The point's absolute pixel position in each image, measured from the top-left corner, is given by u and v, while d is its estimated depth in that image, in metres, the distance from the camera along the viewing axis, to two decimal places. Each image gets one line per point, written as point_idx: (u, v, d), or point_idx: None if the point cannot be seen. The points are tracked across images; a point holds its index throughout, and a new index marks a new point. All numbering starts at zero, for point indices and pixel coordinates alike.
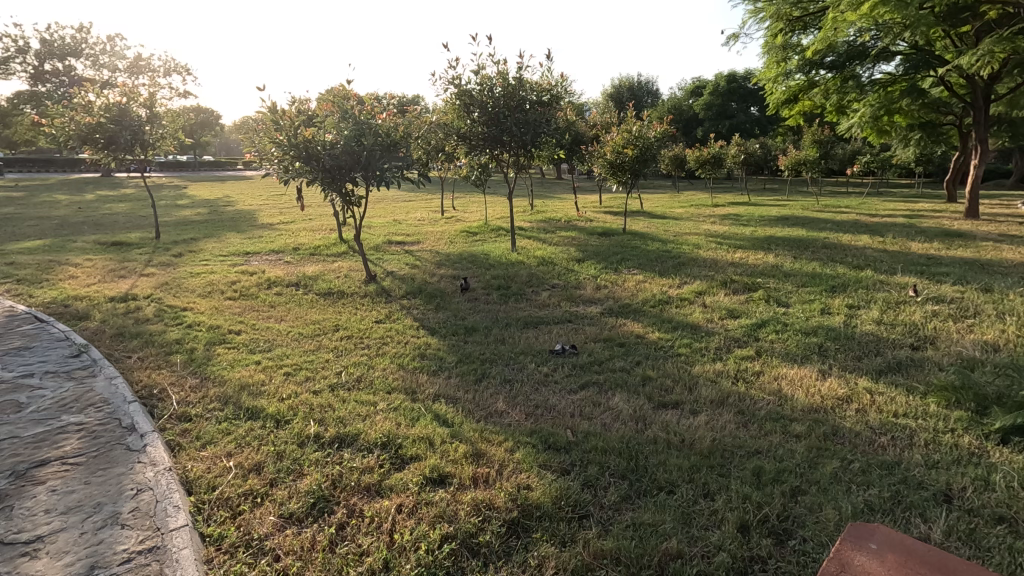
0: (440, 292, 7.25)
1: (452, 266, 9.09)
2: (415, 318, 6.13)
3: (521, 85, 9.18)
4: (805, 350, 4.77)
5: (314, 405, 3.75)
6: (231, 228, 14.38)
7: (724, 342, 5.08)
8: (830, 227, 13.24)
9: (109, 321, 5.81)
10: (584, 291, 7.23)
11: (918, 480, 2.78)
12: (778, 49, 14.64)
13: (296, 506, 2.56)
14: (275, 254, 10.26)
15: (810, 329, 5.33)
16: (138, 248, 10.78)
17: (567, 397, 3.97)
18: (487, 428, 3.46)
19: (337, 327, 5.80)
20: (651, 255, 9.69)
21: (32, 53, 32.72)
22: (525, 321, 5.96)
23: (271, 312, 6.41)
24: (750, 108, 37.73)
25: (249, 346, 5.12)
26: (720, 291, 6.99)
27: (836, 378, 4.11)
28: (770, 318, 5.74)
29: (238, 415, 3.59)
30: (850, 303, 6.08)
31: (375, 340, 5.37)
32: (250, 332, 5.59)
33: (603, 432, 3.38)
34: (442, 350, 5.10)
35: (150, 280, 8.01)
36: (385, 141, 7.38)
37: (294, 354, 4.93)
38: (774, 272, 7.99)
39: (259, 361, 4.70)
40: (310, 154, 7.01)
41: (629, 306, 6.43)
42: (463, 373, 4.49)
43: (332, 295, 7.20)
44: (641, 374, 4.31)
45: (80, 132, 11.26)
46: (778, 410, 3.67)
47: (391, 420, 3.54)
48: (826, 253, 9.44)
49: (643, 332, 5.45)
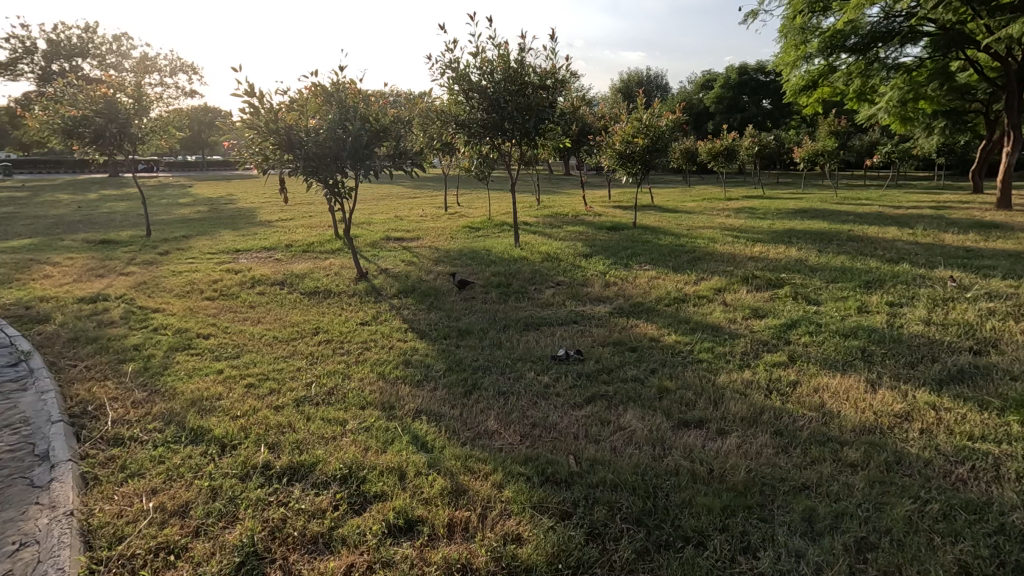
0: (434, 291, 6.66)
1: (450, 262, 8.50)
2: (404, 320, 5.55)
3: (523, 69, 8.61)
4: (846, 355, 4.14)
5: (272, 426, 3.19)
6: (227, 225, 13.91)
7: (751, 345, 4.47)
8: (852, 219, 12.54)
9: (68, 325, 5.28)
10: (591, 289, 6.61)
11: (1021, 530, 2.17)
12: (797, 32, 13.89)
13: (216, 568, 2.01)
14: (266, 252, 9.74)
15: (848, 330, 4.69)
16: (124, 247, 10.29)
17: (571, 414, 3.37)
18: (473, 454, 2.88)
19: (317, 330, 5.24)
20: (664, 249, 9.05)
21: (39, 53, 32.52)
22: (525, 322, 5.37)
23: (248, 314, 5.87)
24: (762, 101, 36.85)
25: (216, 353, 4.57)
26: (741, 288, 6.35)
27: (889, 390, 3.49)
28: (801, 318, 5.09)
29: (179, 438, 3.04)
30: (890, 300, 5.42)
31: (356, 344, 4.80)
32: (221, 336, 5.03)
33: (612, 461, 2.79)
34: (430, 355, 4.53)
35: (126, 280, 7.49)
36: (374, 127, 6.80)
37: (263, 361, 4.38)
38: (799, 266, 7.35)
39: (221, 371, 4.14)
40: (293, 143, 6.48)
41: (642, 305, 5.80)
42: (451, 384, 3.90)
43: (318, 294, 6.66)
44: (657, 386, 3.70)
45: (65, 127, 10.72)
46: (823, 430, 3.05)
47: (359, 444, 2.97)
48: (853, 246, 8.78)
49: (657, 334, 4.84)
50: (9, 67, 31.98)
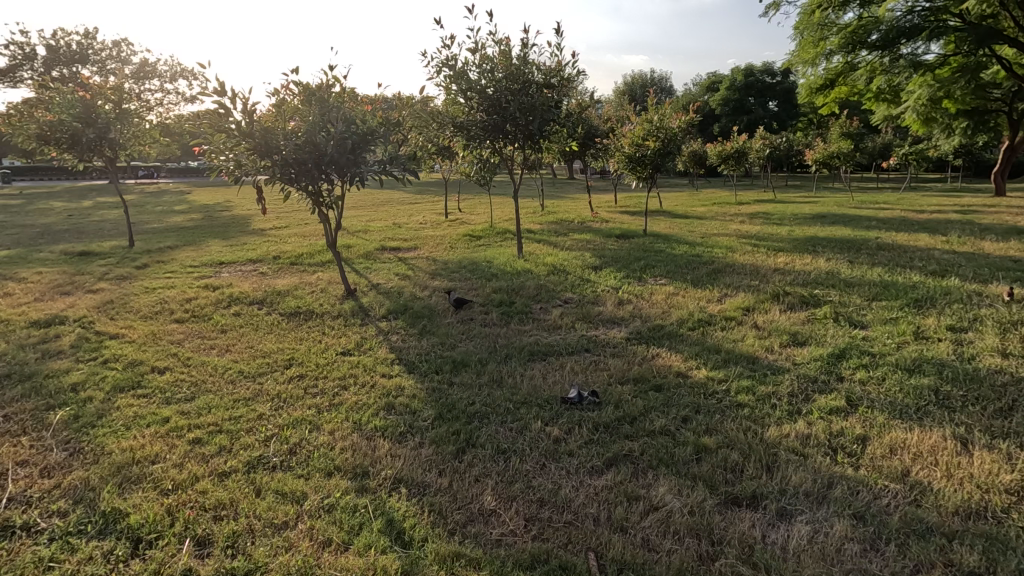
0: (428, 311, 5.99)
1: (448, 276, 7.85)
2: (392, 349, 4.85)
3: (526, 65, 7.96)
4: (918, 399, 3.43)
5: (207, 507, 2.52)
6: (218, 234, 13.33)
7: (799, 383, 3.76)
8: (876, 225, 11.84)
9: (7, 357, 4.63)
10: (602, 308, 5.91)
11: None
12: (814, 28, 13.23)
13: None
14: (251, 264, 9.11)
15: (911, 363, 3.98)
16: (102, 260, 9.64)
17: (588, 486, 2.70)
18: (462, 554, 2.22)
19: (290, 362, 4.55)
20: (679, 260, 8.35)
21: (39, 59, 32.14)
22: (530, 350, 4.69)
23: (216, 340, 5.20)
24: (768, 103, 36.15)
25: (166, 395, 3.87)
26: (773, 307, 5.64)
27: (986, 451, 2.79)
28: (850, 347, 4.38)
29: (83, 528, 2.36)
30: (950, 324, 4.72)
31: (332, 382, 4.11)
32: (179, 371, 4.34)
33: (647, 565, 2.11)
34: (417, 396, 3.84)
35: (92, 298, 6.85)
36: (361, 129, 6.11)
37: (220, 405, 3.71)
38: (832, 279, 6.65)
39: (167, 421, 3.45)
40: (267, 147, 5.79)
41: (662, 329, 5.09)
42: (441, 438, 3.21)
43: (298, 315, 6.00)
44: (693, 443, 3.01)
45: (40, 132, 10.08)
46: (919, 515, 2.35)
47: (315, 540, 2.30)
48: (885, 255, 8.08)
49: (685, 368, 4.14)
50: (9, 75, 31.59)
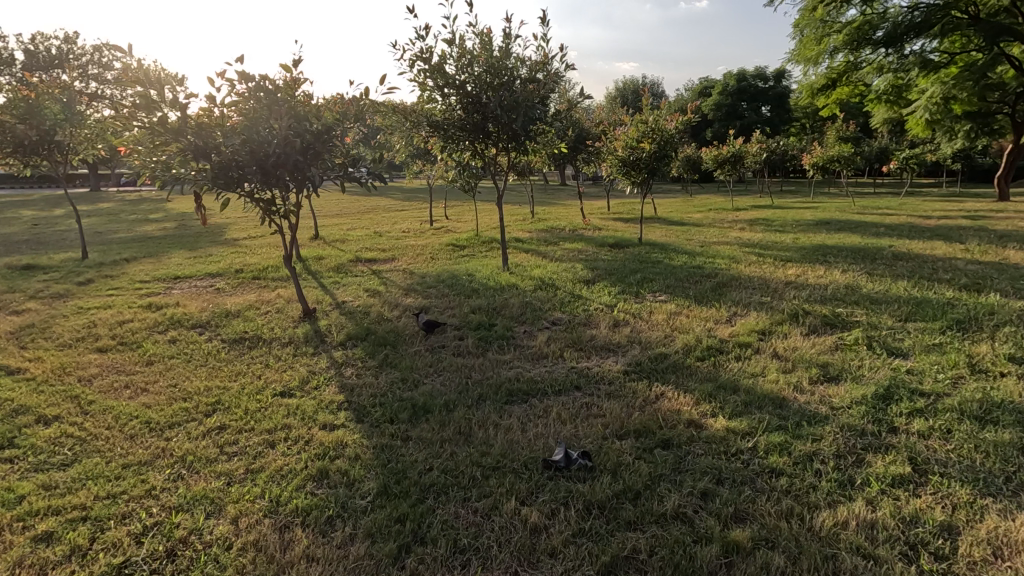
0: (392, 337, 5.16)
1: (423, 291, 7.06)
2: (342, 388, 4.01)
3: (508, 56, 7.14)
4: (1006, 465, 2.63)
5: None
6: (185, 245, 12.46)
7: (844, 438, 2.97)
8: (884, 232, 11.20)
9: None
10: (595, 332, 5.10)
11: None
12: (816, 25, 12.71)
13: None
14: (208, 280, 8.26)
15: (981, 410, 3.18)
16: (44, 274, 8.75)
17: None
18: None
19: (214, 407, 3.71)
20: (679, 272, 7.60)
21: (18, 64, 31.21)
22: (509, 389, 3.86)
23: (134, 375, 4.34)
24: (761, 108, 35.62)
25: (39, 459, 3.03)
26: (793, 330, 4.86)
27: None
28: (896, 385, 3.58)
29: None
30: (1010, 354, 3.94)
31: (259, 437, 3.26)
32: (70, 422, 3.48)
33: None
34: (360, 458, 3.00)
35: (12, 321, 5.99)
36: (315, 127, 5.32)
37: (100, 474, 2.85)
38: (854, 295, 5.89)
39: (20, 502, 2.61)
40: (204, 147, 4.99)
41: (665, 360, 4.29)
42: (381, 527, 2.39)
43: (242, 343, 5.17)
44: (720, 538, 2.20)
45: None
46: None
47: None
48: (905, 266, 7.36)
49: (699, 414, 3.33)
50: None
